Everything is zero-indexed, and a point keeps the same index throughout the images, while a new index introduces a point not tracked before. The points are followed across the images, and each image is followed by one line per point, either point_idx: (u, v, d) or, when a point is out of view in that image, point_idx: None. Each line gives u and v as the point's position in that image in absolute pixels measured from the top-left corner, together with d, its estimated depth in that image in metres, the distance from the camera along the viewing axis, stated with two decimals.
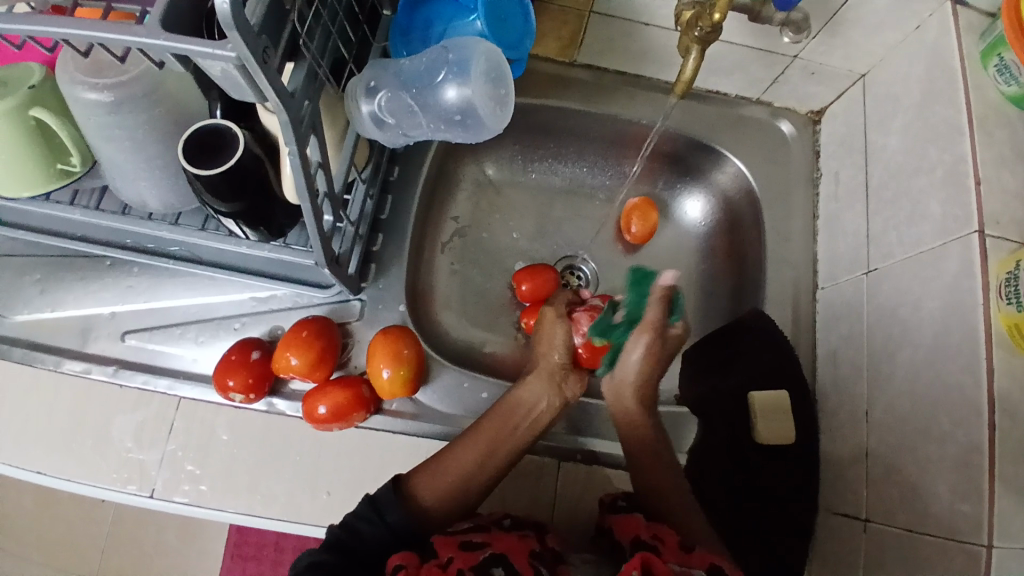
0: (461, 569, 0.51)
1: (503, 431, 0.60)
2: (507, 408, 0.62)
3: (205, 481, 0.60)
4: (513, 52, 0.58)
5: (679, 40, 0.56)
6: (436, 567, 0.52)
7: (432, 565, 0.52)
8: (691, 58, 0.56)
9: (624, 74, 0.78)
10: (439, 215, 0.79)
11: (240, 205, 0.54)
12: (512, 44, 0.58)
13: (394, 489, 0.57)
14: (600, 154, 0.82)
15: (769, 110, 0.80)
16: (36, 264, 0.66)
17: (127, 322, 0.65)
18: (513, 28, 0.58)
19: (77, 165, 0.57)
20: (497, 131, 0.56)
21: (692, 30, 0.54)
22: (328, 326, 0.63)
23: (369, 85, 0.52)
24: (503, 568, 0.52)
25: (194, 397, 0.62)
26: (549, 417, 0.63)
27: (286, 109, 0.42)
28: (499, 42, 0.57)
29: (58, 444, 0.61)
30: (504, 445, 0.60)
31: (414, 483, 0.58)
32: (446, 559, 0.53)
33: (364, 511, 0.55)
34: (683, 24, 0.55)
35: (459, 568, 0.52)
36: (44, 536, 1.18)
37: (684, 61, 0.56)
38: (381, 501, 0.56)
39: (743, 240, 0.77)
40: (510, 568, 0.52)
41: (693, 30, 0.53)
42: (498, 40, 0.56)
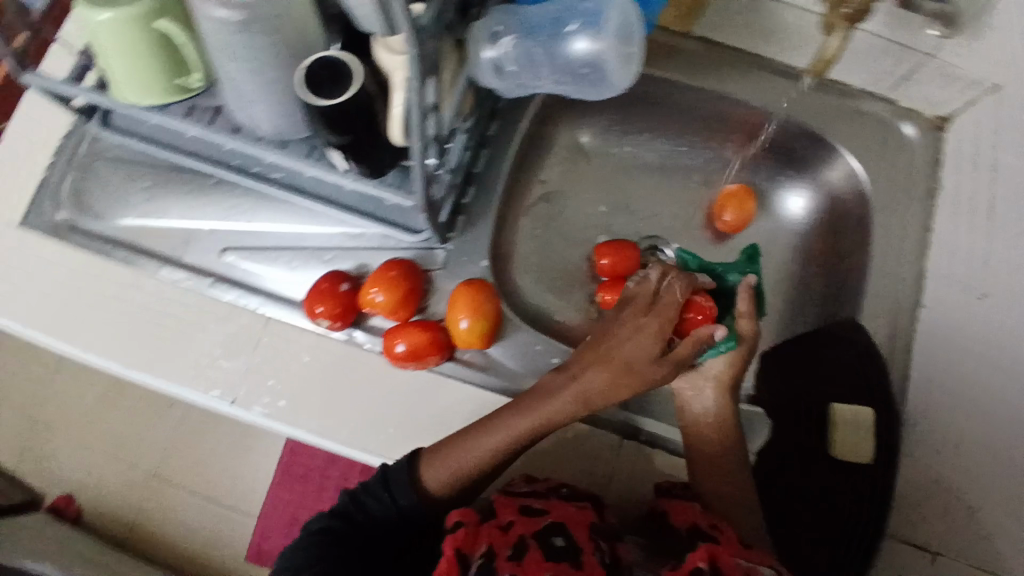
0: (522, 535, 0.55)
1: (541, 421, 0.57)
2: (532, 396, 0.58)
3: (283, 398, 0.62)
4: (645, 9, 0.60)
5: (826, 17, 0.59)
6: (496, 529, 0.55)
7: (492, 526, 0.55)
8: (834, 37, 0.59)
9: (741, 51, 0.74)
10: (530, 176, 0.78)
11: (348, 138, 0.55)
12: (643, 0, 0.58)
13: (405, 466, 0.57)
14: (703, 135, 0.79)
15: (892, 109, 0.73)
16: (147, 171, 0.69)
17: (226, 238, 0.67)
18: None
19: (196, 81, 0.59)
20: (616, 90, 0.57)
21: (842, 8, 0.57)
22: (415, 270, 0.64)
23: (496, 30, 0.52)
24: (563, 538, 0.55)
25: (281, 317, 0.65)
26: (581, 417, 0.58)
27: (416, 41, 0.41)
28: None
29: (150, 344, 0.64)
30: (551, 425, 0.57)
31: (425, 467, 0.57)
32: (507, 522, 0.56)
33: (375, 487, 0.58)
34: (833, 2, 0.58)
35: (520, 533, 0.55)
36: (113, 427, 1.27)
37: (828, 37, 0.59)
38: (392, 474, 0.57)
39: (847, 244, 0.73)
40: (570, 539, 0.55)
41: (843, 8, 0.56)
42: None
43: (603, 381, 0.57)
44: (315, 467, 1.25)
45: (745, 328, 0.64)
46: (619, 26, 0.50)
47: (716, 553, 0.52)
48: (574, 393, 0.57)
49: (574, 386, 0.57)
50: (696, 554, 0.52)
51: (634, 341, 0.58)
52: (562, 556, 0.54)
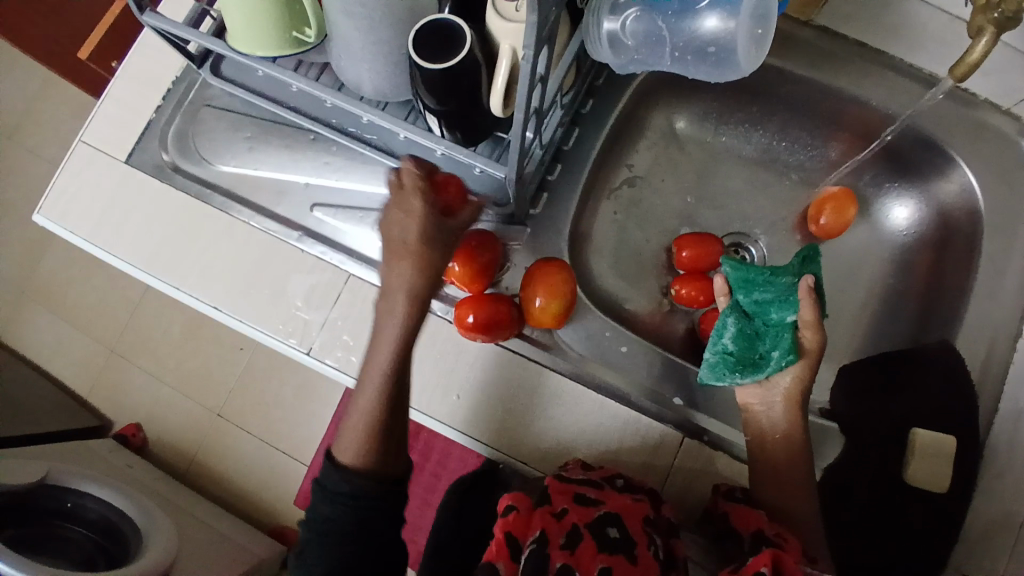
0: (576, 523, 0.54)
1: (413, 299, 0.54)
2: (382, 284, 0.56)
3: (355, 353, 0.64)
4: None
5: (972, 21, 0.55)
6: (549, 515, 0.54)
7: (545, 512, 0.54)
8: (982, 42, 0.54)
9: (866, 45, 0.69)
10: (617, 159, 0.77)
11: (449, 106, 0.55)
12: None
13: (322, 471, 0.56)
14: (805, 132, 0.75)
15: (1018, 126, 0.67)
16: (247, 122, 0.71)
17: (317, 195, 0.68)
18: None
19: (311, 37, 0.60)
20: (742, 75, 0.51)
21: (991, 11, 0.52)
22: (495, 244, 0.64)
23: (619, 1, 0.49)
24: (616, 529, 0.53)
25: (361, 276, 0.66)
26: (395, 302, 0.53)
27: (538, 13, 0.41)
28: None
29: (239, 286, 0.67)
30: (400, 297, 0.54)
31: (340, 451, 0.57)
32: (560, 510, 0.55)
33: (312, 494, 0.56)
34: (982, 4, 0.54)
35: (572, 522, 0.54)
36: (186, 359, 1.34)
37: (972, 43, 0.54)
38: (328, 481, 0.55)
39: (950, 262, 0.69)
40: (625, 531, 0.53)
41: (992, 11, 0.52)
42: None
43: (413, 274, 0.53)
44: None
45: (809, 341, 0.60)
46: (756, 7, 0.46)
47: (781, 559, 0.48)
48: (394, 312, 0.54)
49: (394, 283, 0.54)
50: (759, 555, 0.48)
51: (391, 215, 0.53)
52: (616, 547, 0.52)
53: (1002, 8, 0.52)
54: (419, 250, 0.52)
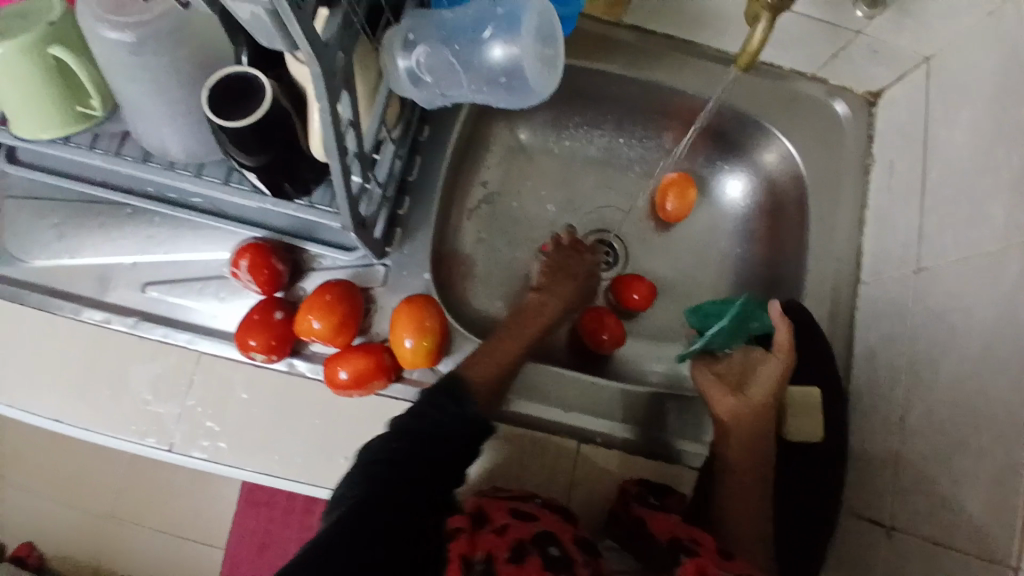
0: (519, 540, 0.50)
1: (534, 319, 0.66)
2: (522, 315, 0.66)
3: (224, 439, 0.60)
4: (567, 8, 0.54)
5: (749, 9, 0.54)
6: (490, 535, 0.51)
7: (488, 532, 0.51)
8: (760, 26, 0.53)
9: (675, 38, 0.73)
10: (469, 179, 0.76)
11: (265, 159, 0.52)
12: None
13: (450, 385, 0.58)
14: (641, 124, 0.79)
15: (824, 88, 0.74)
16: (55, 207, 0.64)
17: (147, 272, 0.63)
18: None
19: (98, 108, 0.54)
20: (543, 100, 0.51)
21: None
22: (352, 292, 0.61)
23: (408, 38, 0.48)
24: (557, 547, 0.50)
25: (214, 351, 0.62)
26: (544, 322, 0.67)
27: (319, 60, 0.39)
28: None
29: (72, 391, 0.60)
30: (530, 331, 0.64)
31: (466, 366, 0.59)
32: (501, 526, 0.52)
33: (433, 400, 0.56)
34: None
35: (517, 538, 0.51)
36: (56, 466, 1.20)
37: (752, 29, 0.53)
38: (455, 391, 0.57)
39: (787, 226, 0.74)
40: (564, 547, 0.51)
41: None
42: None
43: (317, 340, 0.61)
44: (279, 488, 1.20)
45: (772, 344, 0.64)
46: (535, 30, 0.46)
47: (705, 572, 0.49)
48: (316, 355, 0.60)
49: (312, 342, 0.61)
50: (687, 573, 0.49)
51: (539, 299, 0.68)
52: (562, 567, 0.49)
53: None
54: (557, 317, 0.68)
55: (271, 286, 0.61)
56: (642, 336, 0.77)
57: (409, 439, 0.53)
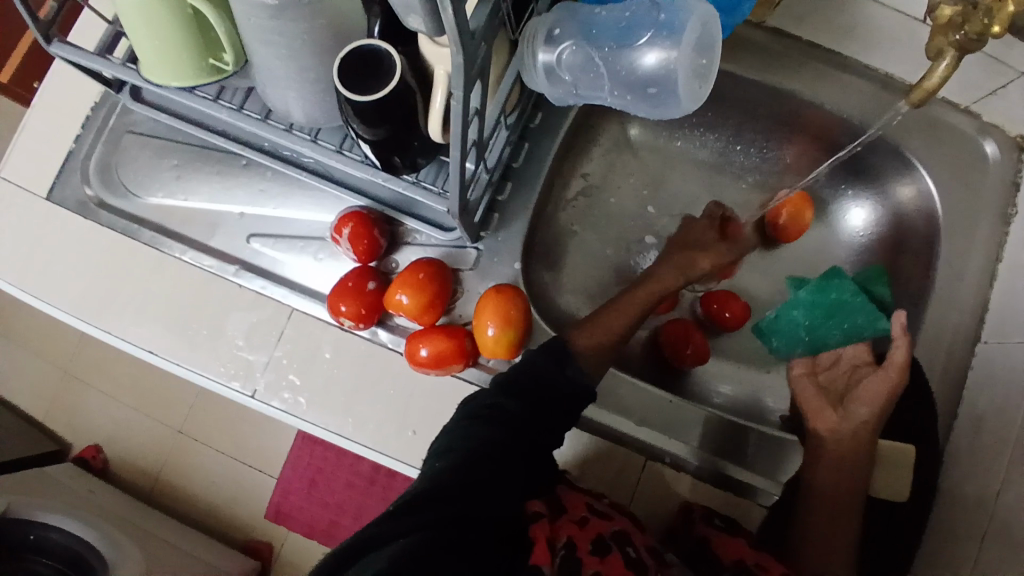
0: (599, 534, 0.51)
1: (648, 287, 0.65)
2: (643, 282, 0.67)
3: (303, 394, 0.62)
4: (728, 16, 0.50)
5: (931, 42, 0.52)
6: (572, 524, 0.52)
7: (569, 521, 0.52)
8: (943, 64, 0.52)
9: (818, 46, 0.68)
10: (571, 169, 0.74)
11: (383, 133, 0.52)
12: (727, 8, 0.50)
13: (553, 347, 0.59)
14: (761, 133, 0.74)
15: (975, 123, 0.67)
16: (176, 149, 0.67)
17: (252, 224, 0.65)
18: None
19: (229, 63, 0.55)
20: (685, 113, 0.47)
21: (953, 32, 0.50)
22: (443, 273, 0.61)
23: (553, 32, 0.46)
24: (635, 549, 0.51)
25: (306, 309, 0.63)
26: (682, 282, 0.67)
27: (464, 51, 0.38)
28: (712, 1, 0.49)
29: (174, 327, 0.63)
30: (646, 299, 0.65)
31: (574, 332, 0.61)
32: (582, 518, 0.53)
33: (544, 359, 0.58)
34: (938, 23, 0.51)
35: (597, 530, 0.51)
36: (141, 379, 1.29)
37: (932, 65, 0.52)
38: (561, 353, 0.58)
39: (904, 265, 0.69)
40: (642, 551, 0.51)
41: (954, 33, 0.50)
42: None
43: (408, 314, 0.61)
44: None
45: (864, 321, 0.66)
46: (697, 39, 0.42)
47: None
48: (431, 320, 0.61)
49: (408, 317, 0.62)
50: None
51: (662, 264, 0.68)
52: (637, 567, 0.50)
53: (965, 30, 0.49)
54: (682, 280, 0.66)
55: (367, 256, 0.62)
56: (725, 354, 0.74)
57: (519, 395, 0.55)
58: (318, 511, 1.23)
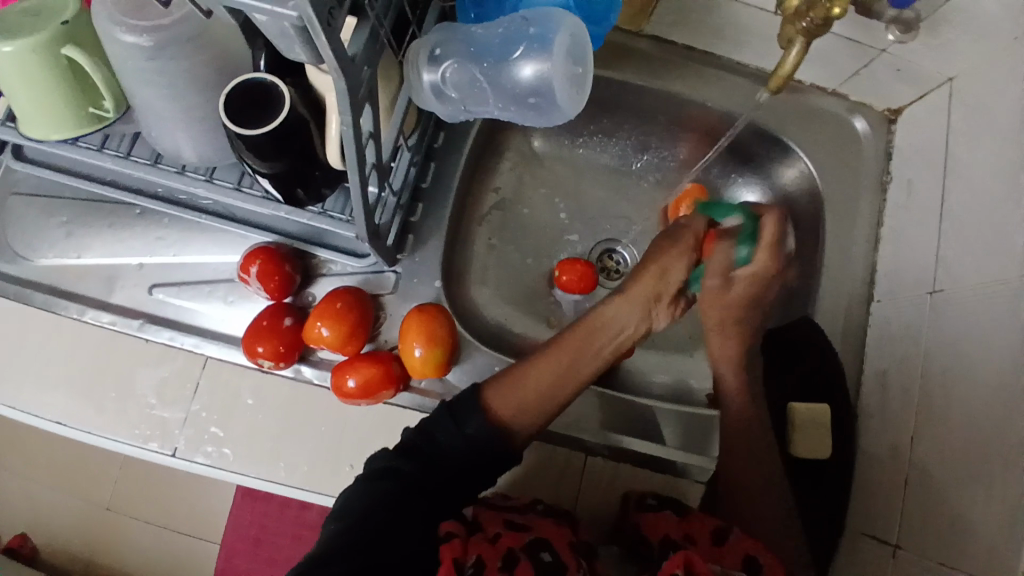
0: (510, 547, 0.53)
1: (584, 348, 0.62)
2: (587, 328, 0.63)
3: (228, 445, 0.59)
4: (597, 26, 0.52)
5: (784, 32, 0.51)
6: (484, 541, 0.54)
7: (481, 538, 0.54)
8: (794, 51, 0.50)
9: (694, 49, 0.73)
10: (481, 185, 0.76)
11: (281, 166, 0.51)
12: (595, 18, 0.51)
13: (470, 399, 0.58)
14: (656, 133, 0.78)
15: (844, 104, 0.73)
16: (63, 205, 0.63)
17: (154, 274, 0.62)
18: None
19: (110, 110, 0.53)
20: (570, 118, 0.50)
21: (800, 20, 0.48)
22: (362, 300, 0.61)
23: (435, 53, 0.47)
24: (549, 553, 0.53)
25: (221, 356, 0.61)
26: (631, 340, 0.64)
27: (345, 77, 0.38)
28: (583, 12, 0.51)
29: (78, 394, 0.60)
30: (580, 366, 0.61)
31: (490, 393, 0.58)
32: (495, 534, 0.55)
33: (441, 417, 0.57)
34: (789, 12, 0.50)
35: (508, 546, 0.54)
36: (55, 458, 1.20)
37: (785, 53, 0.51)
38: (459, 409, 0.58)
39: (799, 242, 0.74)
40: (556, 554, 0.53)
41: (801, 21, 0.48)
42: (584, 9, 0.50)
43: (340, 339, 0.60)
44: None
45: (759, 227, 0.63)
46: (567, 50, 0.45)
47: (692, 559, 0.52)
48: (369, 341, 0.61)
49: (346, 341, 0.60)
50: (671, 561, 0.52)
51: (616, 306, 0.64)
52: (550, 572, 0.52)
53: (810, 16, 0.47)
54: (627, 343, 0.64)
55: (281, 292, 0.60)
56: (651, 346, 0.77)
57: (437, 440, 0.56)
58: (262, 568, 1.16)
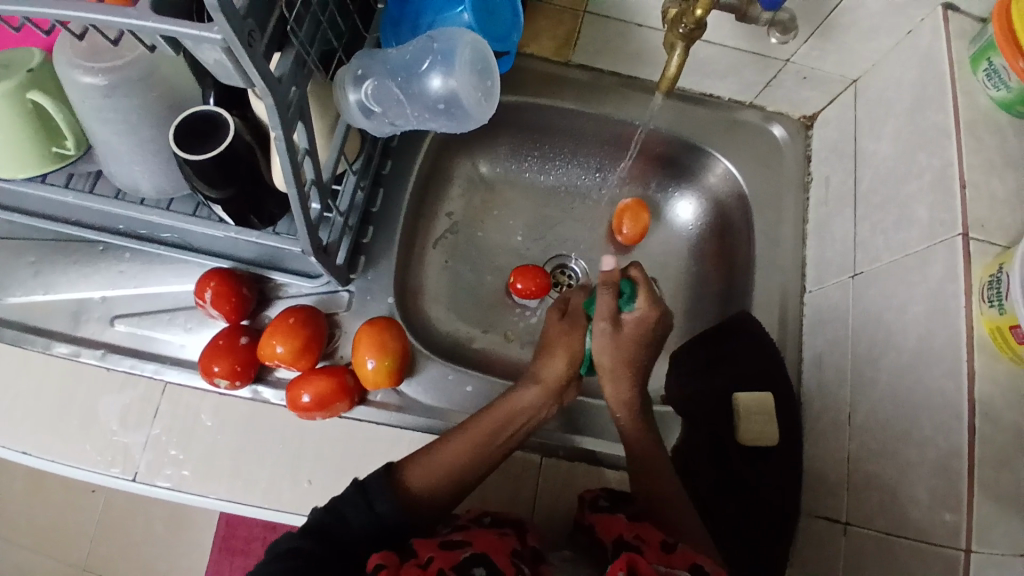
0: (441, 568, 0.50)
1: (496, 434, 0.59)
2: (501, 412, 0.60)
3: (188, 466, 0.61)
4: (501, 44, 0.60)
5: (666, 38, 0.58)
6: (415, 567, 0.51)
7: (412, 564, 0.51)
8: (676, 55, 0.57)
9: (620, 75, 0.80)
10: (433, 209, 0.80)
11: (230, 192, 0.55)
12: (499, 36, 0.60)
13: (384, 479, 0.55)
14: (596, 153, 0.83)
15: (762, 114, 0.80)
16: (30, 246, 0.67)
17: (117, 306, 0.66)
18: (501, 20, 0.60)
19: (72, 148, 0.58)
20: (482, 123, 0.57)
21: (677, 27, 0.56)
22: (316, 316, 0.64)
23: (357, 74, 0.53)
24: (484, 566, 0.51)
25: (180, 381, 0.63)
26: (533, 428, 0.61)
27: (274, 95, 0.42)
28: (487, 30, 0.58)
29: (40, 425, 0.61)
30: (490, 450, 0.58)
31: (406, 468, 0.56)
32: (426, 558, 0.52)
33: (351, 495, 0.54)
34: (669, 21, 0.57)
35: (440, 566, 0.51)
36: (32, 525, 1.18)
37: (667, 58, 0.58)
38: (372, 488, 0.55)
39: (733, 242, 0.78)
40: (492, 566, 0.51)
41: (678, 27, 0.55)
42: (486, 31, 0.58)
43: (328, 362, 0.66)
44: (257, 535, 1.15)
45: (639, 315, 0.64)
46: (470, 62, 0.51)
47: (636, 560, 0.49)
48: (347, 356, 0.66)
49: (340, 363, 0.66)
50: (614, 563, 0.50)
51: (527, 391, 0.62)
52: None
53: (686, 22, 0.55)
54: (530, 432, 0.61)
55: (237, 314, 0.63)
56: None
57: (349, 522, 0.53)
58: None
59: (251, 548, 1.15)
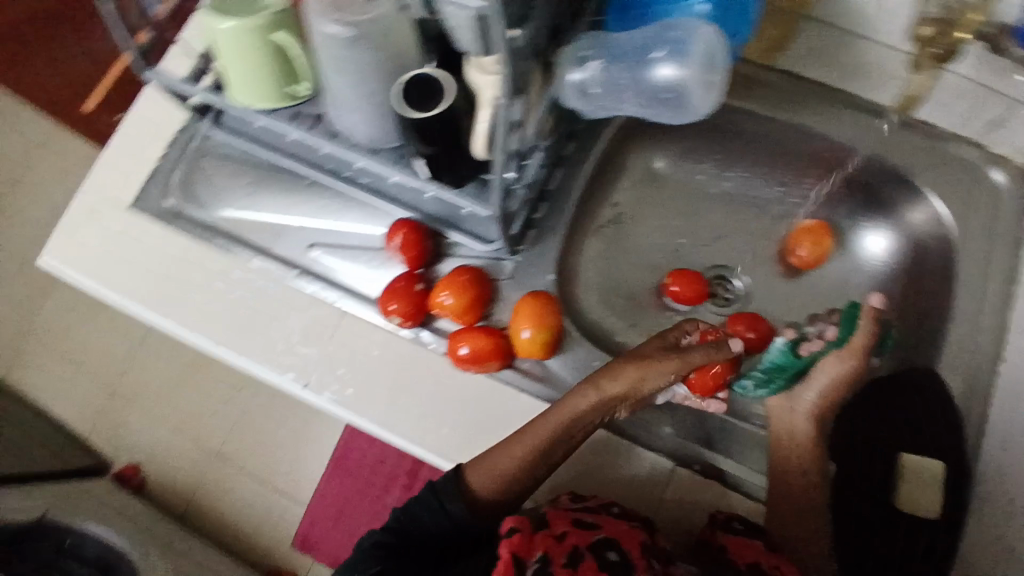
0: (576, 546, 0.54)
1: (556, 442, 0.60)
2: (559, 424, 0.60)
3: (349, 388, 0.67)
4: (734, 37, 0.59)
5: None
6: (550, 538, 0.55)
7: (546, 534, 0.55)
8: None
9: (828, 87, 0.73)
10: (602, 196, 0.80)
11: (434, 149, 0.59)
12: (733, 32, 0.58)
13: (452, 480, 0.60)
14: (782, 166, 0.79)
15: (980, 154, 0.69)
16: (250, 168, 0.75)
17: (315, 234, 0.72)
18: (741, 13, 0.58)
19: (304, 89, 0.65)
20: (698, 117, 0.57)
21: None
22: (483, 280, 0.68)
23: (582, 55, 0.55)
24: (616, 553, 0.54)
25: (356, 311, 0.69)
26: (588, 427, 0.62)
27: (512, 65, 0.44)
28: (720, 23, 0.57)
29: (236, 324, 0.70)
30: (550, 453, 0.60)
31: (469, 469, 0.60)
32: (560, 532, 0.55)
33: (424, 497, 0.61)
34: None
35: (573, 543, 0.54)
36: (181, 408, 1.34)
37: None
38: (442, 489, 0.61)
39: (924, 286, 0.72)
40: (623, 555, 0.54)
41: None
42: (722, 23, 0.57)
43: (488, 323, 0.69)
44: (366, 464, 1.26)
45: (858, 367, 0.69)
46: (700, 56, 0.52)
47: None
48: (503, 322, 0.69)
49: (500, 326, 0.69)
50: None
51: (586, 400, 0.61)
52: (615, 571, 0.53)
53: None
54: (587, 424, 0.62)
55: (417, 262, 0.68)
56: None
57: (422, 517, 0.61)
58: (338, 545, 1.23)
59: (358, 473, 1.26)
